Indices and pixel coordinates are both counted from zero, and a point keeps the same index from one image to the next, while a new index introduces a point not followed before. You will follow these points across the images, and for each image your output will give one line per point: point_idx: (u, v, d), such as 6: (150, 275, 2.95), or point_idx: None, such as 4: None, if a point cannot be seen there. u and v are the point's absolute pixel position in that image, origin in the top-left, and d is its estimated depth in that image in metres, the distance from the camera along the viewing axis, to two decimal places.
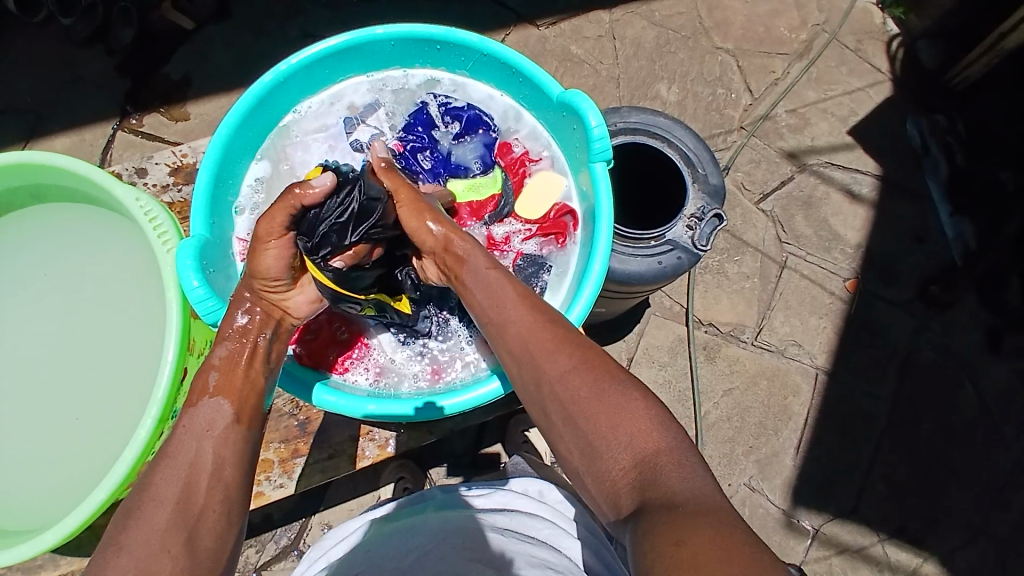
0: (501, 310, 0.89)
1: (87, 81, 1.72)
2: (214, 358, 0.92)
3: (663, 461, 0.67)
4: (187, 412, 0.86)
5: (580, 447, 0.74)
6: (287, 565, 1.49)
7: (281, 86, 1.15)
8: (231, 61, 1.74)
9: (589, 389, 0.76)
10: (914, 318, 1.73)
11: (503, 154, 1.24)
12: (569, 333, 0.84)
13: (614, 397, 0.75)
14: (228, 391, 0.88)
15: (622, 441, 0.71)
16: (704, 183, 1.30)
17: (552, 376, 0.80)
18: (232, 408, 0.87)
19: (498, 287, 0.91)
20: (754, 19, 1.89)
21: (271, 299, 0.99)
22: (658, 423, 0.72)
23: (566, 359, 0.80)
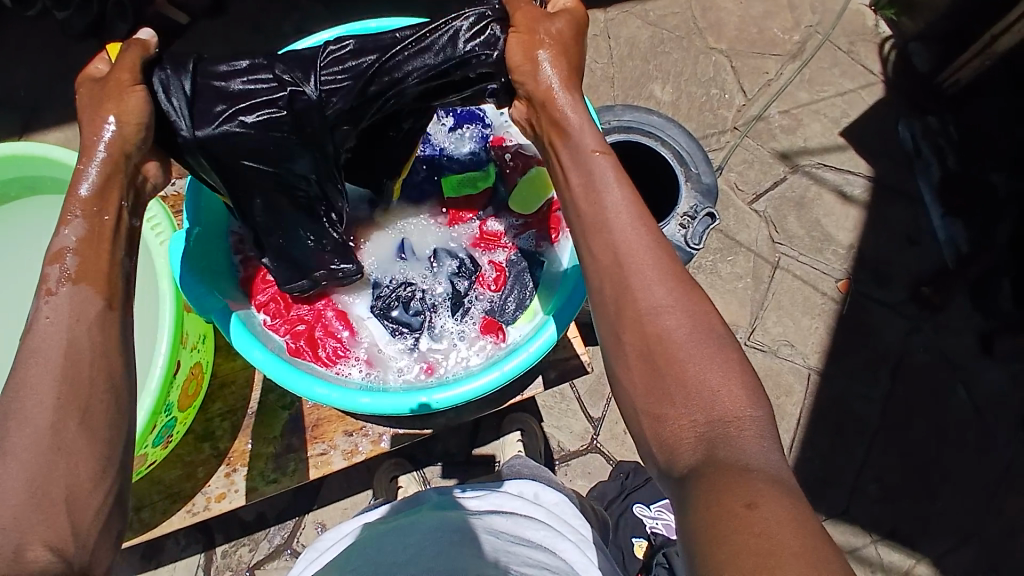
0: (597, 208, 0.72)
1: (77, 76, 1.71)
2: (68, 239, 0.74)
3: (745, 432, 0.59)
4: (43, 301, 0.70)
5: (648, 385, 0.64)
6: (277, 565, 1.48)
7: None
8: (223, 57, 1.73)
9: (682, 334, 0.64)
10: (906, 320, 1.74)
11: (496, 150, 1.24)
12: (669, 259, 0.69)
13: (706, 352, 0.63)
14: (93, 281, 0.71)
15: (703, 397, 0.61)
16: (697, 182, 1.31)
17: (639, 303, 0.66)
18: (95, 295, 0.71)
19: (600, 175, 0.74)
20: (748, 20, 1.89)
21: (134, 161, 0.81)
22: (748, 389, 0.62)
23: (661, 294, 0.66)
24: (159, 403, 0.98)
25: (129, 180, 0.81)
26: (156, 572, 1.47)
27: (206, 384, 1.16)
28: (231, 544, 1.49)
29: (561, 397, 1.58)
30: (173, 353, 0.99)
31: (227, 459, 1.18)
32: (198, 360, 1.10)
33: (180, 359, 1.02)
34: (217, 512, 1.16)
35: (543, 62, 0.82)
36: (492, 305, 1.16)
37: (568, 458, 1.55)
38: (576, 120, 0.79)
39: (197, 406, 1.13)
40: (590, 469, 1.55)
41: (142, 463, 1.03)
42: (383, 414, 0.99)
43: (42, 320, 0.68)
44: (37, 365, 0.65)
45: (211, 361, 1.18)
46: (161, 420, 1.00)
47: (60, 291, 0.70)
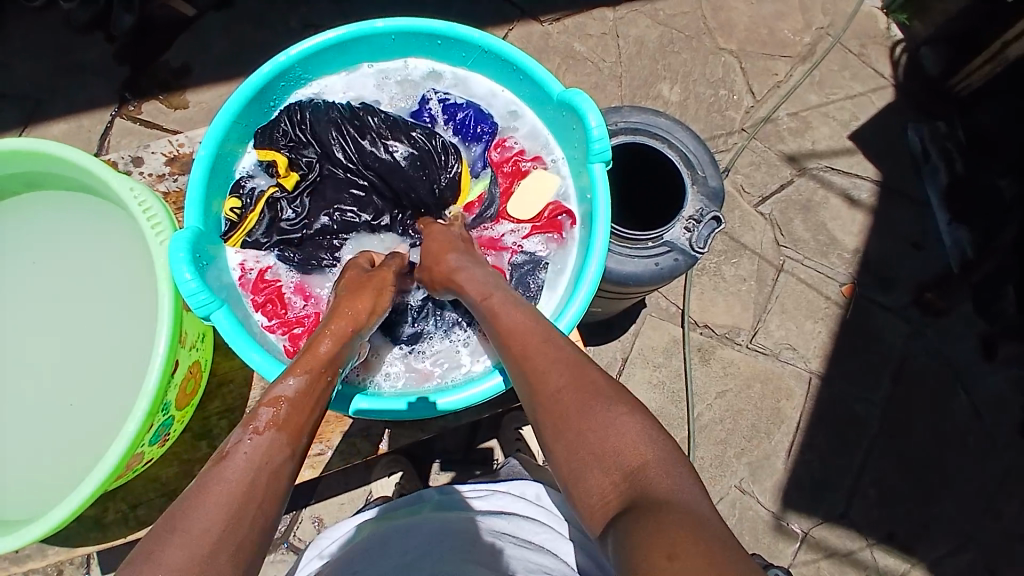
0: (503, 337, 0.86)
1: (86, 66, 1.71)
2: (284, 389, 0.81)
3: (651, 472, 0.66)
4: (246, 438, 0.73)
5: (570, 458, 0.72)
6: (277, 556, 1.50)
7: (279, 78, 1.14)
8: (232, 50, 1.73)
9: (580, 407, 0.74)
10: (910, 325, 1.73)
11: (497, 151, 1.24)
12: (559, 351, 0.82)
13: (601, 411, 0.73)
14: (287, 427, 0.76)
15: (611, 454, 0.69)
16: (704, 185, 1.30)
17: (544, 393, 0.77)
18: (286, 442, 0.75)
19: (500, 311, 0.89)
20: (758, 21, 1.88)
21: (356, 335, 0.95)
22: (645, 436, 0.70)
23: (556, 377, 0.78)
24: (160, 404, 0.98)
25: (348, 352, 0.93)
26: None
27: (203, 384, 1.17)
28: None
29: None
30: (171, 354, 0.97)
31: None
32: (196, 359, 1.10)
33: (179, 358, 1.02)
34: None
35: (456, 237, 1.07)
36: None
37: None
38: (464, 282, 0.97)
39: (193, 406, 1.15)
40: None
41: (138, 461, 1.04)
42: (378, 416, 1.01)
43: (239, 452, 0.72)
44: (215, 490, 0.67)
45: (209, 361, 1.18)
46: (159, 419, 1.01)
47: (264, 431, 0.74)
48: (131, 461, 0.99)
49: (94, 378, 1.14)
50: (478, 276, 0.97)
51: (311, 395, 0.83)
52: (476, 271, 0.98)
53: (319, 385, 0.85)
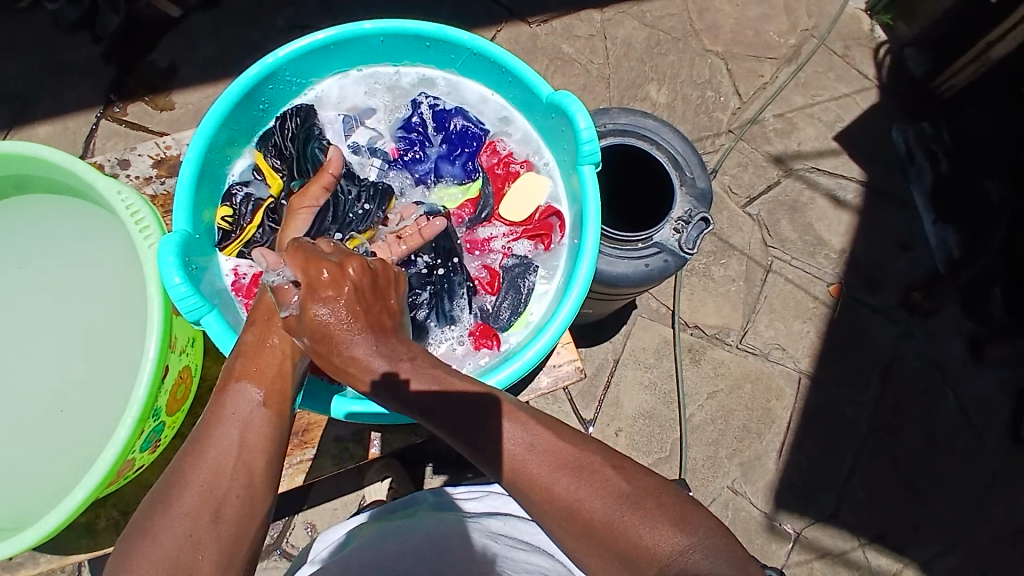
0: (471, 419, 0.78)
1: (66, 69, 1.68)
2: (247, 370, 0.88)
3: (693, 561, 0.62)
4: (225, 402, 0.84)
5: (599, 555, 0.67)
6: (267, 564, 1.47)
7: (268, 80, 1.13)
8: (216, 52, 1.71)
9: (599, 508, 0.68)
10: (897, 325, 1.75)
11: (487, 154, 1.23)
12: (547, 435, 0.75)
13: (627, 514, 0.67)
14: (269, 395, 0.86)
15: (647, 554, 0.64)
16: (692, 186, 1.29)
17: (544, 496, 0.71)
18: (266, 403, 0.85)
19: (465, 392, 0.81)
20: (745, 23, 1.89)
21: None
22: (681, 522, 0.66)
23: (555, 479, 0.71)
24: (149, 409, 0.95)
25: None
26: None
27: (194, 389, 1.14)
28: None
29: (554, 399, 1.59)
30: (162, 360, 0.95)
31: None
32: (186, 363, 1.08)
33: (169, 363, 1.00)
34: None
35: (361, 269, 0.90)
36: (486, 309, 1.15)
37: None
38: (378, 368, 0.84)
39: (185, 411, 1.13)
40: None
41: (130, 468, 1.01)
42: (369, 419, 0.99)
43: (230, 415, 0.83)
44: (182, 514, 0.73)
45: (200, 365, 1.16)
46: (149, 425, 0.99)
47: (245, 402, 0.84)
48: (122, 468, 0.96)
49: (84, 384, 1.11)
50: (412, 354, 0.86)
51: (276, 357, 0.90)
52: (410, 352, 0.86)
53: (267, 344, 0.91)
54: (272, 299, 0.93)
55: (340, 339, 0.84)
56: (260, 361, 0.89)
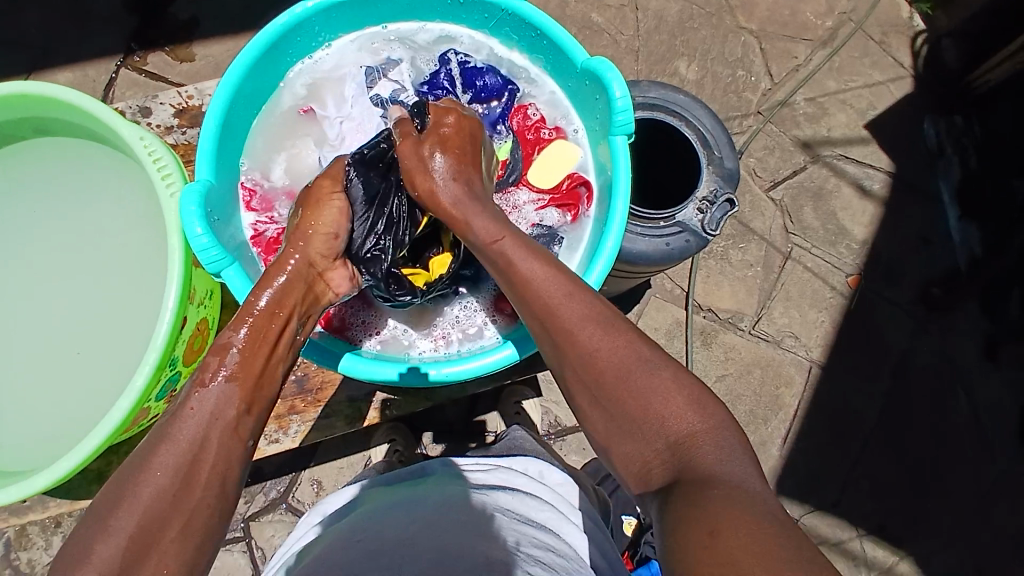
0: (517, 289, 0.80)
1: (86, 11, 1.65)
2: (234, 338, 0.82)
3: (701, 445, 0.64)
4: (195, 392, 0.75)
5: (611, 427, 0.71)
6: (272, 518, 1.49)
7: (295, 30, 1.10)
8: (239, 2, 1.68)
9: (627, 370, 0.71)
10: (913, 320, 1.73)
11: (517, 117, 1.19)
12: (591, 306, 0.77)
13: (652, 381, 0.70)
14: (248, 387, 0.78)
15: (656, 426, 0.68)
16: (720, 166, 1.27)
17: (573, 357, 0.74)
18: (239, 397, 0.76)
19: (514, 256, 0.83)
20: (781, 1, 1.84)
21: (318, 269, 0.95)
22: (692, 402, 0.68)
23: (586, 334, 0.74)
24: (167, 358, 0.94)
25: (308, 287, 0.93)
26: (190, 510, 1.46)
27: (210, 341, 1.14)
28: None
29: None
30: (181, 309, 0.94)
31: None
32: (203, 315, 1.08)
33: (187, 315, 0.99)
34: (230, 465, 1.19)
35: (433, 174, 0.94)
36: None
37: (566, 433, 1.56)
38: (471, 217, 0.89)
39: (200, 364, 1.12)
40: (586, 444, 1.57)
41: (145, 415, 1.01)
42: (370, 379, 0.98)
43: (188, 408, 0.73)
44: (161, 455, 0.68)
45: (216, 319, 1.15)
46: (167, 373, 0.98)
47: (211, 384, 0.76)
48: (138, 415, 0.96)
49: (102, 330, 1.11)
50: (487, 214, 0.89)
51: (269, 342, 0.83)
52: (485, 211, 0.90)
53: (267, 329, 0.84)
54: (316, 248, 0.95)
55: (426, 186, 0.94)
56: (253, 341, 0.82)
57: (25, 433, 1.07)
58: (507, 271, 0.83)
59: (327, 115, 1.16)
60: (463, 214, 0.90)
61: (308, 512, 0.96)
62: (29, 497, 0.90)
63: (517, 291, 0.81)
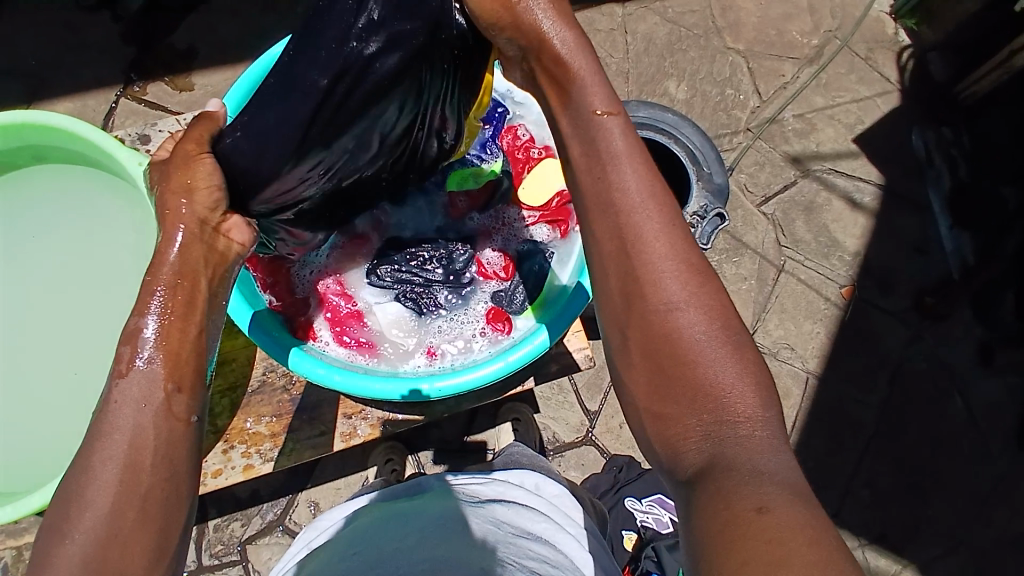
0: (603, 195, 0.66)
1: (93, 46, 1.71)
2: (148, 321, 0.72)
3: (759, 435, 0.57)
4: (115, 384, 0.69)
5: (658, 384, 0.62)
6: (272, 540, 1.51)
7: (295, 59, 1.15)
8: (241, 35, 1.74)
9: (699, 329, 0.61)
10: (907, 329, 1.74)
11: (507, 138, 1.25)
12: (684, 242, 0.65)
13: (722, 350, 0.61)
14: (172, 364, 0.71)
15: (717, 398, 0.59)
16: (709, 182, 1.31)
17: (648, 298, 0.63)
18: (167, 376, 0.70)
19: (609, 143, 0.68)
20: (766, 21, 1.89)
21: (212, 223, 0.82)
22: (761, 388, 0.60)
23: (671, 283, 0.63)
24: None
25: (208, 244, 0.81)
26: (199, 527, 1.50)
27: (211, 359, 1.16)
28: (226, 517, 1.51)
29: (559, 389, 1.61)
30: None
31: (224, 436, 1.18)
32: None
33: None
34: (212, 487, 1.17)
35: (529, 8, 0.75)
36: (499, 293, 1.17)
37: (564, 449, 1.58)
38: (582, 66, 0.72)
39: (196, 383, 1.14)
40: (585, 460, 1.58)
41: None
42: (371, 396, 1.00)
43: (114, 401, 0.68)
44: (104, 454, 0.64)
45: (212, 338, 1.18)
46: None
47: (132, 372, 0.69)
48: None
49: (101, 350, 1.14)
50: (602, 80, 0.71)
51: (189, 308, 0.75)
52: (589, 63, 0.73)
53: (177, 296, 0.74)
54: (202, 202, 0.82)
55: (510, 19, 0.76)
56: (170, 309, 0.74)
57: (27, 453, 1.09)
58: (601, 164, 0.68)
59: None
60: (579, 61, 0.72)
61: (306, 529, 0.97)
62: (30, 514, 0.92)
63: (602, 196, 0.66)
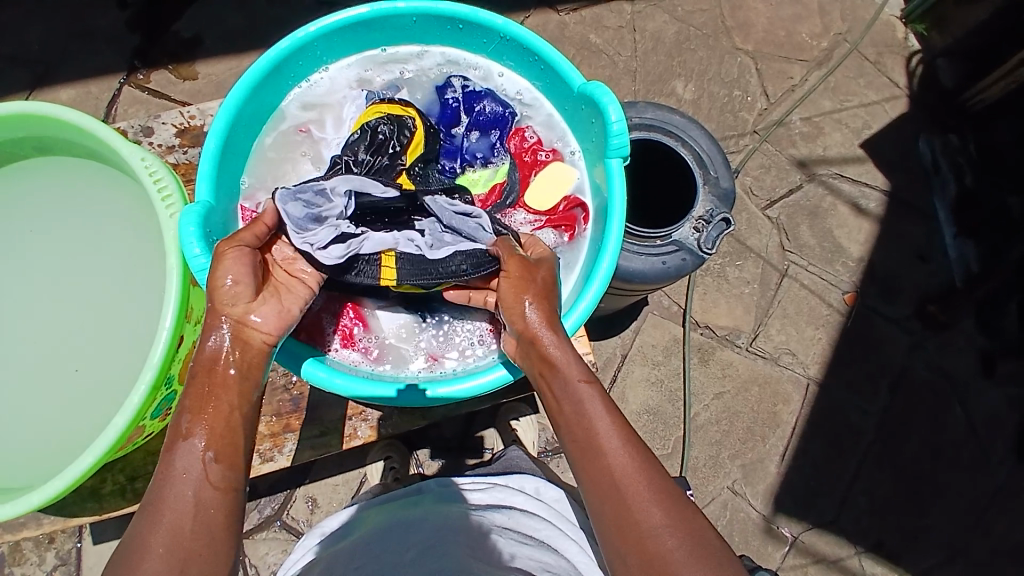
0: (593, 439, 0.75)
1: (94, 31, 1.68)
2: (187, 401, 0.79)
3: None
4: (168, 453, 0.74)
5: None
6: (267, 534, 1.49)
7: (297, 54, 1.13)
8: (244, 23, 1.71)
9: (682, 554, 0.65)
10: (910, 338, 1.73)
11: (515, 140, 1.22)
12: (659, 473, 0.72)
13: (701, 564, 0.64)
14: (209, 437, 0.76)
15: None
16: (715, 186, 1.28)
17: (638, 526, 0.68)
18: (205, 448, 0.75)
19: (591, 408, 0.77)
20: (776, 22, 1.87)
21: (236, 314, 0.85)
22: None
23: (656, 512, 0.68)
24: (162, 378, 0.95)
25: (236, 336, 0.84)
26: None
27: None
28: None
29: None
30: (178, 329, 0.95)
31: None
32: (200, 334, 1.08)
33: (185, 333, 1.01)
34: None
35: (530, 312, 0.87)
36: None
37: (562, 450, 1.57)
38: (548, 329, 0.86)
39: None
40: None
41: (140, 434, 1.02)
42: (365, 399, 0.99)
43: (170, 467, 0.73)
44: (160, 510, 0.69)
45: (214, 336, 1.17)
46: (162, 393, 0.99)
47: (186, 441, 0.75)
48: (133, 434, 0.97)
49: (100, 346, 1.12)
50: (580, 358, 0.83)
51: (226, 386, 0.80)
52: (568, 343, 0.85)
53: (219, 378, 0.80)
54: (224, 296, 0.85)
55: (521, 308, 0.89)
56: (201, 396, 0.79)
57: (18, 448, 1.08)
58: (584, 416, 0.77)
59: (324, 137, 1.18)
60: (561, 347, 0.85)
61: (307, 533, 0.94)
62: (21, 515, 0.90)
63: (586, 438, 0.75)
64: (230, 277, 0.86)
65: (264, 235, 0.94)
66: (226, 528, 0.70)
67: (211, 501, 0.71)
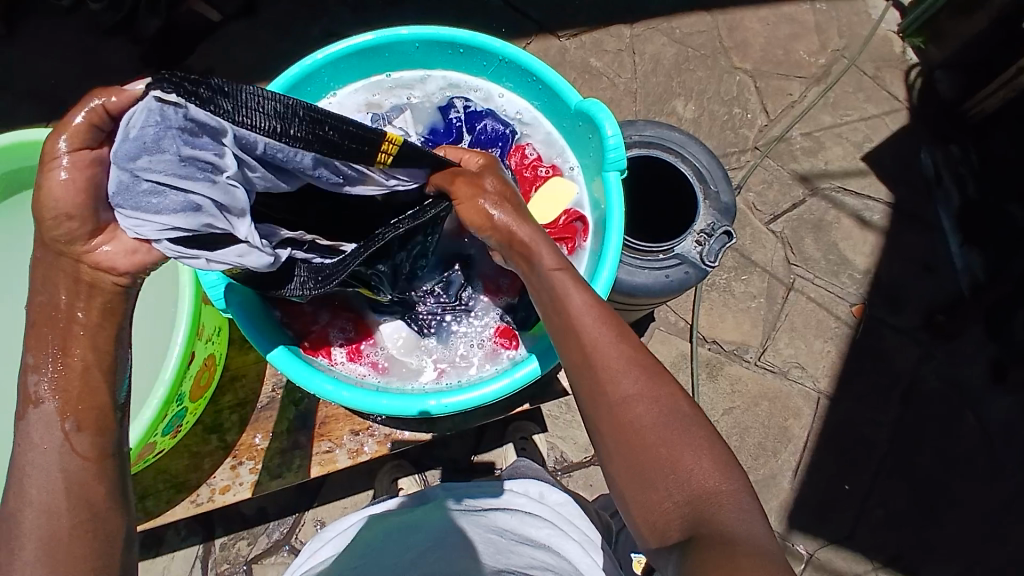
0: (564, 319, 0.79)
1: (112, 67, 1.75)
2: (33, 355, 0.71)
3: (726, 507, 0.62)
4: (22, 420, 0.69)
5: (631, 471, 0.68)
6: (277, 558, 1.50)
7: (305, 80, 1.17)
8: (255, 56, 1.77)
9: (655, 420, 0.69)
10: (919, 348, 1.72)
11: (516, 157, 1.24)
12: (632, 346, 0.76)
13: (680, 433, 0.68)
14: (64, 401, 0.69)
15: (684, 477, 0.65)
16: (716, 200, 1.30)
17: (610, 396, 0.72)
18: (62, 415, 0.69)
19: (562, 291, 0.81)
20: (774, 42, 1.90)
21: (69, 255, 0.72)
22: (720, 462, 0.66)
23: (628, 379, 0.72)
24: (173, 392, 0.98)
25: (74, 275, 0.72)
26: (157, 561, 1.49)
27: (217, 377, 1.16)
28: (231, 536, 1.50)
29: (568, 407, 1.59)
30: (189, 345, 0.99)
31: (233, 451, 1.18)
32: (211, 351, 1.10)
33: (196, 350, 1.03)
34: (221, 504, 1.16)
35: (494, 213, 0.91)
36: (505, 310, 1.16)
37: (573, 469, 1.56)
38: (539, 242, 0.88)
39: (207, 399, 1.15)
40: (593, 480, 1.56)
41: (151, 451, 1.04)
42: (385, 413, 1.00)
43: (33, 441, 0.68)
44: (41, 486, 0.66)
45: (224, 355, 1.19)
46: (172, 409, 1.01)
47: (39, 402, 0.69)
48: (145, 448, 0.99)
49: None
50: (546, 244, 0.88)
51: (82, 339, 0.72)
52: (541, 238, 0.89)
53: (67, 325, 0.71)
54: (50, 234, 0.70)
55: (486, 213, 0.91)
56: (44, 341, 0.70)
57: None
58: (559, 304, 0.80)
59: None
60: (529, 236, 0.88)
61: (315, 537, 0.96)
62: None
63: (564, 323, 0.79)
64: (67, 174, 0.68)
65: (109, 131, 0.70)
66: (110, 503, 0.69)
67: (84, 473, 0.68)
